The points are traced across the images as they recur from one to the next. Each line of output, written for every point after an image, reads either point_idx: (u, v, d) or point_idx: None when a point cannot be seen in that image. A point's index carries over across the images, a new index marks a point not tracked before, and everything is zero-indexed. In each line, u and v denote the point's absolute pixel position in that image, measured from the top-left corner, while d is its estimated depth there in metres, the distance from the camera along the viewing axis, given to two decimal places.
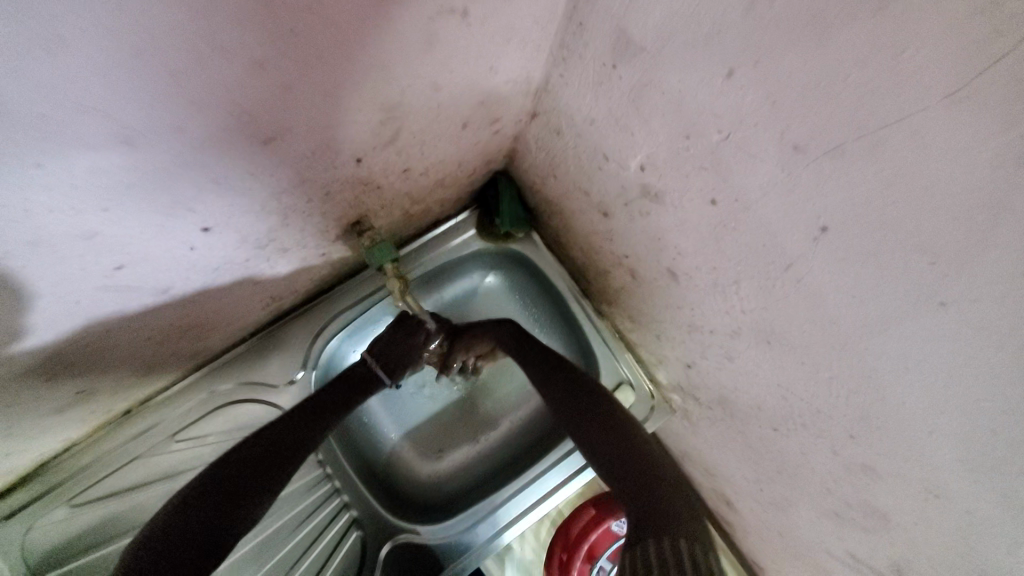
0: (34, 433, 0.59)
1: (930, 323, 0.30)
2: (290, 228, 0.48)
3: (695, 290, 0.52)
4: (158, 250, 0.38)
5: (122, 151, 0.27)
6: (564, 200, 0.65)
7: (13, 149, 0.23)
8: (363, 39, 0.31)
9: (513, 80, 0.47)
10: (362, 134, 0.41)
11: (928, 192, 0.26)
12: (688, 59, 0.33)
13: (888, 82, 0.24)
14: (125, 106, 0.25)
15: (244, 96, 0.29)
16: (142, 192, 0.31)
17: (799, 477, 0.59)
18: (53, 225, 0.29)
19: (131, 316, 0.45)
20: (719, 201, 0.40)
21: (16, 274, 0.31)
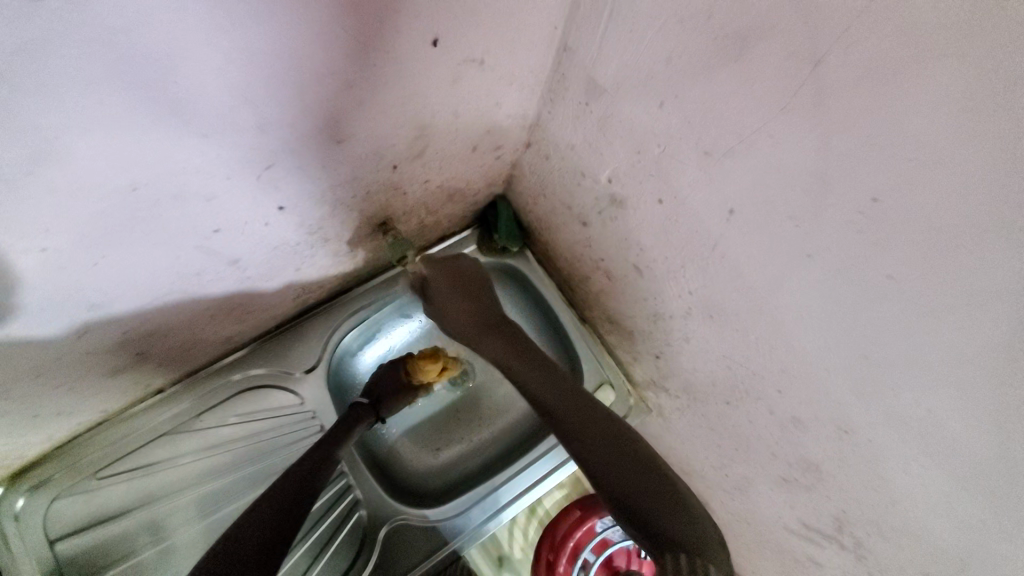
0: (70, 408, 0.67)
1: (807, 273, 0.43)
2: (334, 220, 0.61)
3: (656, 281, 0.64)
4: (244, 220, 0.50)
5: (254, 134, 0.41)
6: (552, 216, 0.79)
7: (200, 121, 0.36)
8: (416, 73, 0.45)
9: (513, 113, 0.62)
10: (400, 145, 0.54)
11: (784, 173, 0.39)
12: (636, 96, 0.48)
13: (749, 103, 0.38)
14: (269, 103, 0.38)
15: (335, 106, 0.43)
16: (254, 168, 0.44)
17: (753, 450, 0.69)
18: (193, 183, 0.41)
19: (205, 282, 0.56)
20: (665, 200, 0.53)
21: (154, 220, 0.42)
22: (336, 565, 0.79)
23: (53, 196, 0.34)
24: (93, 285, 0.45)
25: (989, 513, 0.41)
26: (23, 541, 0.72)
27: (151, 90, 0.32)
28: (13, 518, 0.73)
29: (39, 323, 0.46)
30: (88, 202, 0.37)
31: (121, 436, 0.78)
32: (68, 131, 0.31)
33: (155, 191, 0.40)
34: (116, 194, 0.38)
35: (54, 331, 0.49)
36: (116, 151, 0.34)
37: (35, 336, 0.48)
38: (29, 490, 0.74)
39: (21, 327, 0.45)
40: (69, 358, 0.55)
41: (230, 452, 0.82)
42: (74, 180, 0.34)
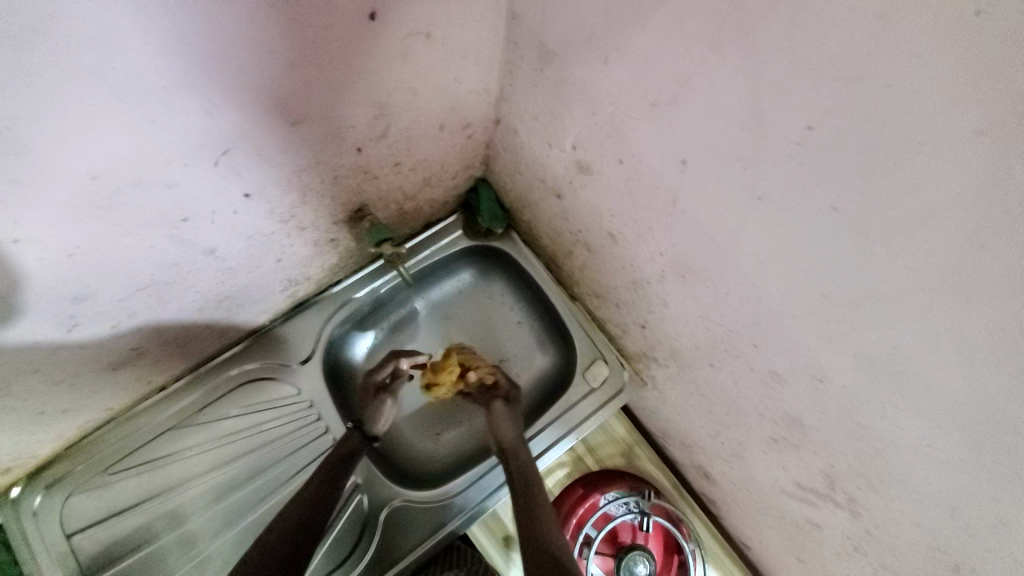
0: (76, 405, 0.70)
1: (760, 216, 0.42)
2: (307, 206, 0.63)
3: (630, 246, 0.64)
4: (212, 209, 0.52)
5: (204, 117, 0.42)
6: (529, 192, 0.79)
7: (146, 106, 0.38)
8: (361, 50, 0.46)
9: (474, 89, 0.62)
10: (361, 126, 0.56)
11: (725, 113, 0.39)
12: (583, 55, 0.48)
13: (682, 45, 0.38)
14: (213, 85, 0.40)
15: (282, 86, 0.44)
16: (211, 153, 0.46)
17: (742, 412, 0.68)
18: (151, 170, 0.43)
19: (187, 273, 0.58)
20: (625, 160, 0.53)
21: (120, 209, 0.45)
22: (343, 544, 0.82)
23: (14, 186, 0.37)
24: (71, 277, 0.48)
25: (967, 451, 0.40)
26: (43, 535, 0.76)
27: (91, 78, 0.34)
28: (32, 513, 0.77)
29: (27, 319, 0.49)
30: (50, 193, 0.39)
31: (127, 433, 0.81)
32: (17, 122, 0.33)
33: (115, 179, 0.42)
34: (77, 184, 0.40)
35: (43, 329, 0.52)
36: (68, 142, 0.36)
37: (27, 331, 0.51)
38: (45, 488, 0.78)
39: (10, 323, 0.48)
40: (64, 355, 0.58)
41: (231, 444, 0.84)
42: (34, 171, 0.37)
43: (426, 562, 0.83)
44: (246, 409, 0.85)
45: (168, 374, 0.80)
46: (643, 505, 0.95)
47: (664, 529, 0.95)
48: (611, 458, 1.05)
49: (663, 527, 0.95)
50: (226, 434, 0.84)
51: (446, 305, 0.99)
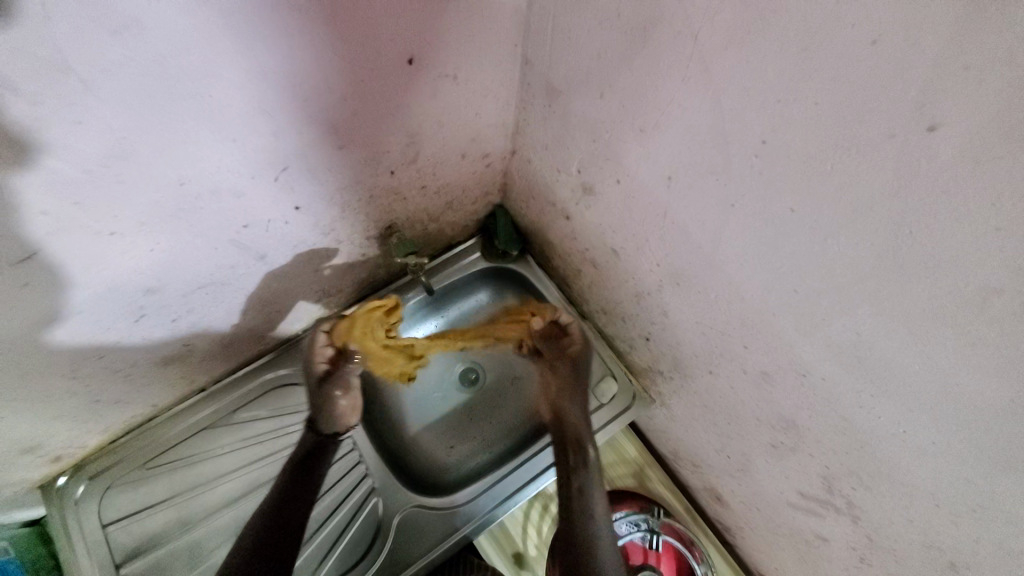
0: (128, 397, 0.78)
1: (736, 220, 0.49)
2: (344, 221, 0.72)
3: (631, 259, 0.70)
4: (267, 218, 0.61)
5: (272, 138, 0.52)
6: (541, 216, 0.87)
7: (230, 127, 0.48)
8: (398, 87, 0.56)
9: (493, 122, 0.72)
10: (395, 152, 0.65)
11: (699, 132, 0.46)
12: (583, 91, 0.57)
13: (661, 78, 0.46)
14: (282, 111, 0.50)
15: (334, 115, 0.54)
16: (273, 168, 0.56)
17: (742, 419, 0.71)
18: (226, 181, 0.53)
19: (239, 276, 0.67)
20: (622, 180, 0.61)
21: (196, 212, 0.54)
22: (359, 545, 0.85)
23: (122, 186, 0.46)
24: (148, 270, 0.57)
25: (939, 434, 0.43)
26: (81, 523, 0.82)
27: (192, 102, 0.44)
28: (72, 503, 0.83)
29: (107, 307, 0.58)
30: (147, 193, 0.49)
31: (167, 430, 0.88)
32: (135, 134, 0.43)
33: (198, 187, 0.52)
34: (167, 187, 0.49)
35: (118, 318, 0.61)
36: (168, 152, 0.46)
37: (105, 318, 0.59)
38: (88, 480, 0.85)
39: (94, 309, 0.57)
40: (126, 345, 0.66)
41: (258, 445, 0.90)
42: (139, 174, 0.46)
43: (436, 568, 0.86)
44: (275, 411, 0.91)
45: (208, 375, 0.88)
46: (653, 523, 0.96)
47: (675, 550, 0.95)
48: (621, 478, 1.06)
49: (674, 549, 0.96)
50: (254, 435, 0.90)
51: (464, 323, 1.06)
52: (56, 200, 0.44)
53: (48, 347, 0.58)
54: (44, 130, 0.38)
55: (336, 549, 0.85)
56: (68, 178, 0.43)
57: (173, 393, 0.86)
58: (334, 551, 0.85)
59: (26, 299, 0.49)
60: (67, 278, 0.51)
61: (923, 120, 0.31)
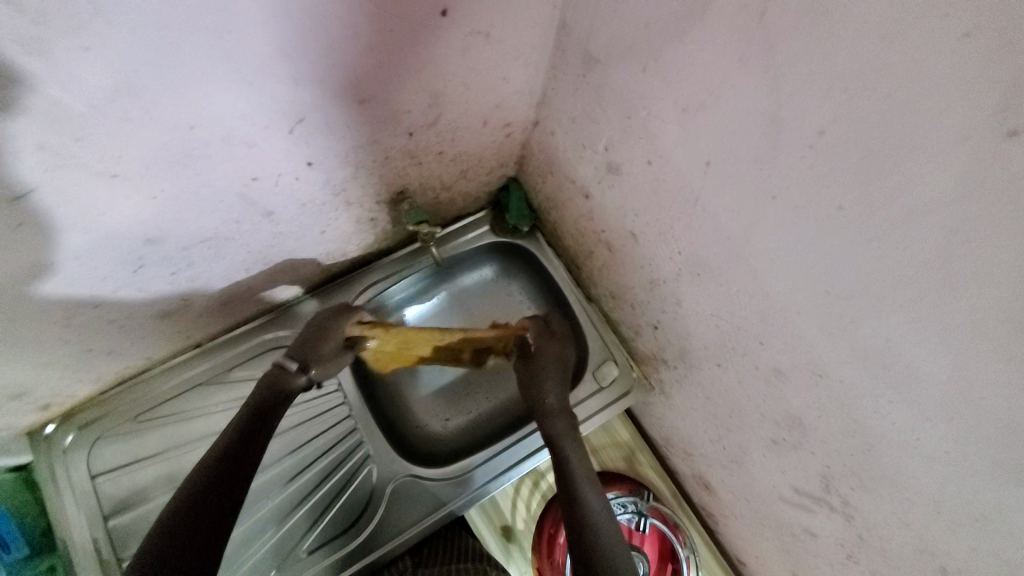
0: (121, 349, 0.76)
1: (773, 214, 0.47)
2: (356, 182, 0.68)
3: (651, 245, 0.69)
4: (278, 172, 0.58)
5: (291, 85, 0.48)
6: (558, 192, 0.85)
7: (245, 70, 0.44)
8: (427, 41, 0.52)
9: (519, 90, 0.69)
10: (415, 112, 0.62)
11: (747, 119, 0.44)
12: (624, 64, 0.54)
13: (714, 57, 0.44)
14: (304, 57, 0.46)
15: (358, 65, 0.50)
16: (287, 119, 0.52)
17: (744, 413, 0.71)
18: (239, 128, 0.50)
19: (244, 231, 0.64)
20: (653, 162, 0.58)
21: (205, 159, 0.51)
22: (348, 512, 0.86)
23: (124, 121, 0.43)
24: (150, 218, 0.54)
25: (953, 443, 0.43)
26: (71, 472, 0.81)
27: (208, 35, 0.40)
28: (62, 452, 0.82)
29: (101, 256, 0.55)
30: (152, 134, 0.45)
31: (160, 384, 0.86)
32: (144, 68, 0.39)
33: (207, 131, 0.48)
34: (174, 130, 0.46)
35: (113, 268, 0.58)
36: (178, 91, 0.43)
37: (98, 269, 0.56)
38: (78, 430, 0.83)
39: (87, 257, 0.54)
40: (124, 297, 0.64)
41: None
42: (145, 112, 0.43)
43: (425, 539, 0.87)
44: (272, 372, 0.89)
45: (204, 332, 0.86)
46: (642, 506, 0.97)
47: (660, 533, 0.97)
48: (612, 461, 1.07)
49: (658, 530, 0.98)
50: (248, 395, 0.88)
51: (466, 297, 1.04)
52: (54, 134, 0.40)
53: (38, 296, 0.55)
54: (46, 56, 0.35)
55: (325, 514, 0.85)
56: (64, 109, 0.39)
57: (166, 348, 0.84)
58: (322, 516, 0.85)
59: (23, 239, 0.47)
60: (60, 222, 0.48)
61: (1002, 125, 0.29)
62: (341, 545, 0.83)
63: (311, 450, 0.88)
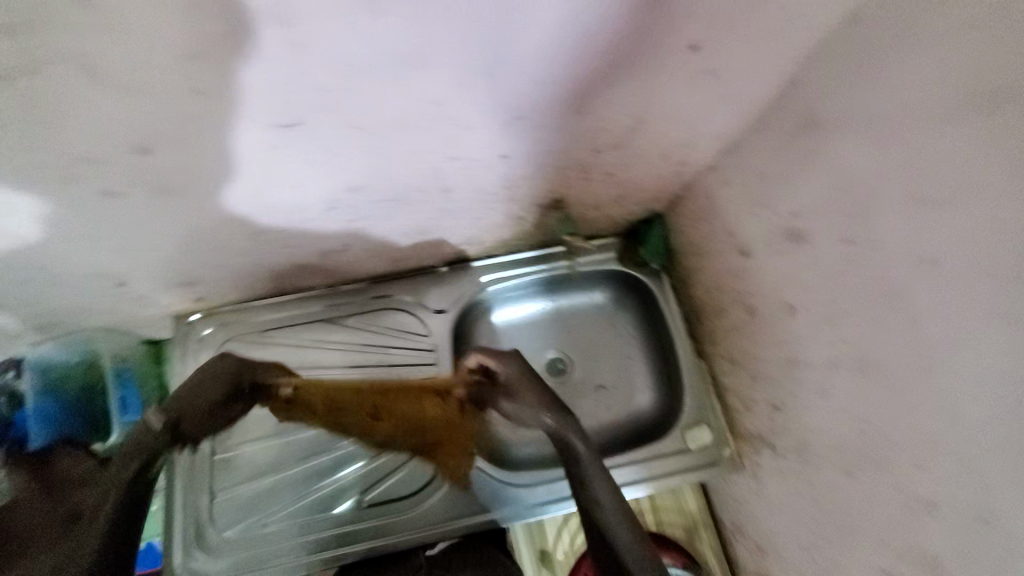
0: (278, 271, 0.84)
1: (997, 337, 0.42)
2: (530, 182, 0.71)
3: (809, 324, 0.65)
4: (476, 158, 0.61)
5: (533, 84, 0.51)
6: (708, 241, 0.83)
7: (506, 61, 0.47)
8: (663, 69, 0.53)
9: (712, 134, 0.68)
10: (613, 132, 0.63)
11: (1006, 228, 0.40)
12: (856, 135, 0.52)
13: (988, 153, 0.40)
14: (556, 60, 0.49)
15: (593, 79, 0.52)
16: (511, 114, 0.55)
17: (858, 533, 0.64)
18: (468, 112, 0.53)
19: (426, 200, 0.69)
20: (855, 240, 0.56)
21: (430, 133, 0.55)
22: (400, 484, 0.88)
23: (386, 78, 0.47)
24: (361, 170, 0.59)
25: None
26: (196, 367, 0.91)
27: (495, 23, 0.43)
28: (195, 341, 0.92)
29: (310, 191, 0.61)
30: (402, 99, 0.49)
31: (295, 310, 0.96)
32: (429, 40, 0.43)
33: (443, 108, 0.52)
34: (419, 100, 0.50)
35: (308, 203, 0.63)
36: (443, 67, 0.46)
37: (300, 201, 0.62)
38: (216, 325, 0.93)
39: (299, 189, 0.60)
40: (304, 230, 0.70)
41: (361, 355, 0.95)
42: (408, 78, 0.47)
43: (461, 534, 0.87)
44: (388, 330, 0.97)
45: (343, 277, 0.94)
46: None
47: None
48: (672, 526, 1.02)
49: None
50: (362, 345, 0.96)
51: (573, 316, 1.09)
52: (336, 78, 0.45)
53: (248, 209, 0.62)
54: (371, 12, 0.39)
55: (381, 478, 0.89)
56: (354, 59, 0.43)
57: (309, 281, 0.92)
58: (379, 480, 0.89)
59: (270, 155, 0.53)
60: (301, 153, 0.54)
61: None
62: (388, 511, 0.87)
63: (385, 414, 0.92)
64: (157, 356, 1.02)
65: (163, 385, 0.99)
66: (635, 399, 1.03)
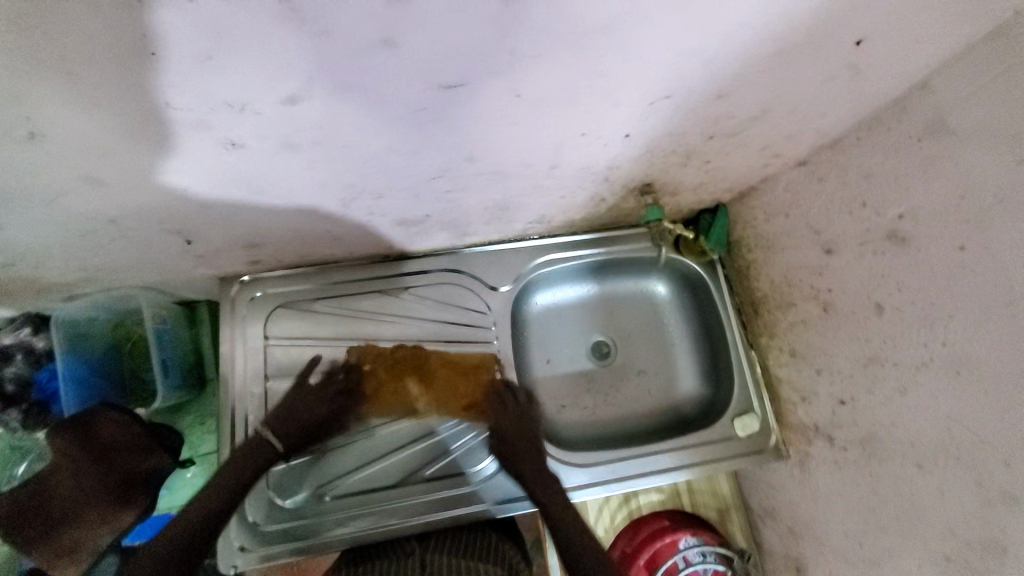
0: (347, 238, 0.80)
1: None
2: (632, 166, 0.70)
3: (899, 323, 0.68)
4: (604, 137, 0.59)
5: (703, 69, 0.49)
6: (783, 237, 0.84)
7: (695, 44, 0.45)
8: (819, 63, 0.53)
9: (821, 131, 0.70)
10: (734, 122, 0.62)
11: None
12: (993, 144, 0.54)
13: None
14: (737, 46, 0.47)
15: (755, 67, 0.51)
16: (664, 97, 0.53)
17: (919, 520, 0.69)
18: (628, 92, 0.50)
19: (531, 177, 0.67)
20: (968, 248, 0.58)
21: (580, 110, 0.52)
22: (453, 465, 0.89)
23: (573, 51, 0.42)
24: (491, 139, 0.55)
25: None
26: (247, 331, 0.89)
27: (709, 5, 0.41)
28: (246, 304, 0.89)
29: (428, 157, 0.57)
30: (576, 74, 0.46)
31: (349, 279, 0.92)
32: (641, 15, 0.40)
33: (610, 85, 0.48)
34: (592, 75, 0.46)
35: (415, 170, 0.59)
36: (635, 45, 0.43)
37: (410, 167, 0.58)
38: (265, 290, 0.90)
39: (418, 153, 0.55)
40: (398, 197, 0.66)
41: (417, 330, 0.93)
42: (597, 55, 0.44)
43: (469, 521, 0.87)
44: (444, 305, 0.94)
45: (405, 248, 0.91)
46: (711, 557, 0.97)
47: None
48: (705, 506, 1.08)
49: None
50: (418, 320, 0.93)
51: (621, 302, 1.09)
52: (528, 45, 0.40)
53: (354, 169, 0.57)
54: None
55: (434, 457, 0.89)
56: (561, 27, 0.39)
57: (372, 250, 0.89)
58: (432, 458, 0.89)
59: (413, 118, 0.48)
60: (445, 117, 0.49)
61: None
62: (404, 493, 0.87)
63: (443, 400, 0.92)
64: (189, 317, 0.97)
65: (197, 346, 0.96)
66: (678, 386, 1.05)
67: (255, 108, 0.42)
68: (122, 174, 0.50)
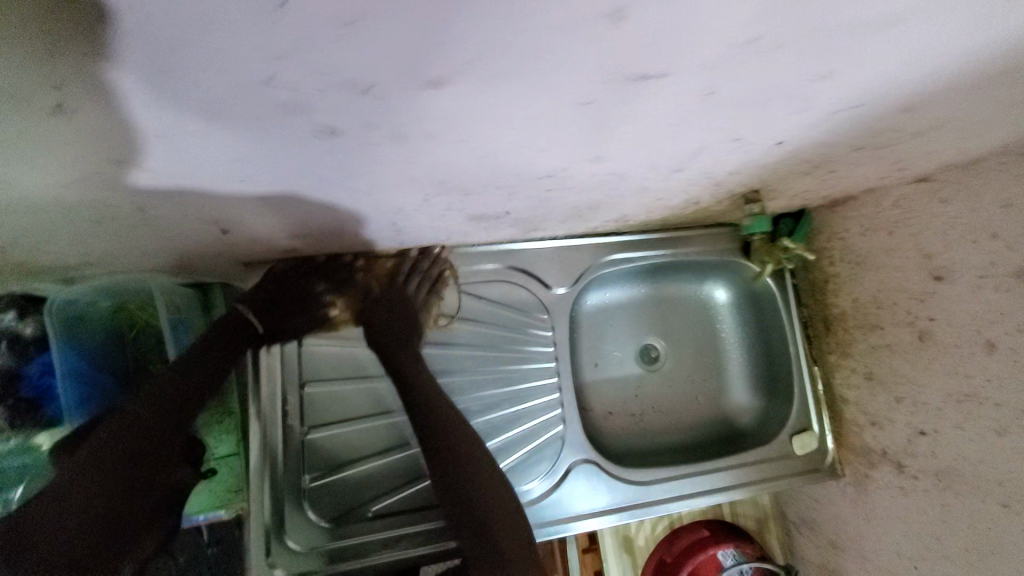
0: (406, 233, 0.70)
1: None
2: (758, 174, 0.61)
3: (1011, 365, 0.63)
4: (754, 142, 0.50)
5: (914, 70, 0.40)
6: (881, 254, 0.79)
7: (929, 42, 0.36)
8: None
9: (965, 150, 0.62)
10: (894, 135, 0.54)
11: None
12: None
13: None
14: (969, 49, 0.38)
15: (965, 77, 0.42)
16: (846, 100, 0.44)
17: (994, 560, 0.66)
18: (817, 92, 0.41)
19: (648, 181, 0.58)
20: None
21: (752, 111, 0.42)
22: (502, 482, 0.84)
23: (799, 38, 0.33)
24: (636, 141, 0.45)
25: None
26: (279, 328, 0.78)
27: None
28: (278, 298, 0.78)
29: (554, 157, 0.47)
30: (782, 67, 0.36)
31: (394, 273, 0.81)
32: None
33: (806, 83, 0.39)
34: (799, 72, 0.37)
35: (529, 168, 0.49)
36: (871, 36, 0.34)
37: (525, 166, 0.48)
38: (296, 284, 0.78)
39: (545, 152, 0.45)
40: (494, 195, 0.57)
41: (473, 333, 0.86)
42: (819, 43, 0.34)
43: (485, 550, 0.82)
44: (500, 306, 0.87)
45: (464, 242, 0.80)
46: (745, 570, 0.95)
47: None
48: (744, 514, 1.07)
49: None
50: (473, 322, 0.86)
51: (677, 307, 1.02)
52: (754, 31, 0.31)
53: (459, 167, 0.47)
54: None
55: None
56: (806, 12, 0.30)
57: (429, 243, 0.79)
58: None
59: (566, 115, 0.38)
60: (603, 116, 0.39)
61: None
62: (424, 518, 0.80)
63: (499, 411, 0.86)
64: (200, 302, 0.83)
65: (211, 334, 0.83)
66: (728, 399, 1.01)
67: (381, 92, 0.31)
68: (182, 164, 0.39)
